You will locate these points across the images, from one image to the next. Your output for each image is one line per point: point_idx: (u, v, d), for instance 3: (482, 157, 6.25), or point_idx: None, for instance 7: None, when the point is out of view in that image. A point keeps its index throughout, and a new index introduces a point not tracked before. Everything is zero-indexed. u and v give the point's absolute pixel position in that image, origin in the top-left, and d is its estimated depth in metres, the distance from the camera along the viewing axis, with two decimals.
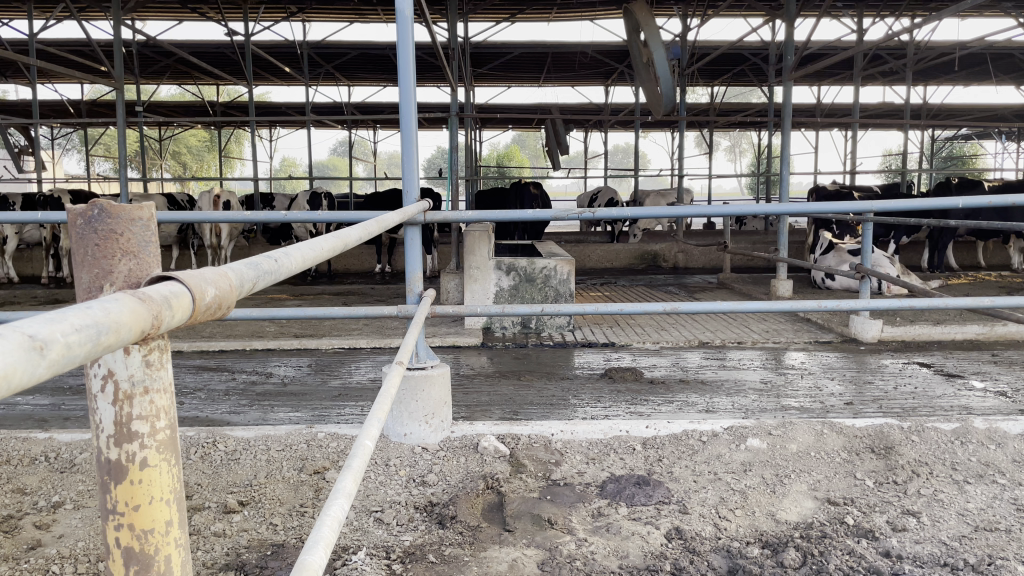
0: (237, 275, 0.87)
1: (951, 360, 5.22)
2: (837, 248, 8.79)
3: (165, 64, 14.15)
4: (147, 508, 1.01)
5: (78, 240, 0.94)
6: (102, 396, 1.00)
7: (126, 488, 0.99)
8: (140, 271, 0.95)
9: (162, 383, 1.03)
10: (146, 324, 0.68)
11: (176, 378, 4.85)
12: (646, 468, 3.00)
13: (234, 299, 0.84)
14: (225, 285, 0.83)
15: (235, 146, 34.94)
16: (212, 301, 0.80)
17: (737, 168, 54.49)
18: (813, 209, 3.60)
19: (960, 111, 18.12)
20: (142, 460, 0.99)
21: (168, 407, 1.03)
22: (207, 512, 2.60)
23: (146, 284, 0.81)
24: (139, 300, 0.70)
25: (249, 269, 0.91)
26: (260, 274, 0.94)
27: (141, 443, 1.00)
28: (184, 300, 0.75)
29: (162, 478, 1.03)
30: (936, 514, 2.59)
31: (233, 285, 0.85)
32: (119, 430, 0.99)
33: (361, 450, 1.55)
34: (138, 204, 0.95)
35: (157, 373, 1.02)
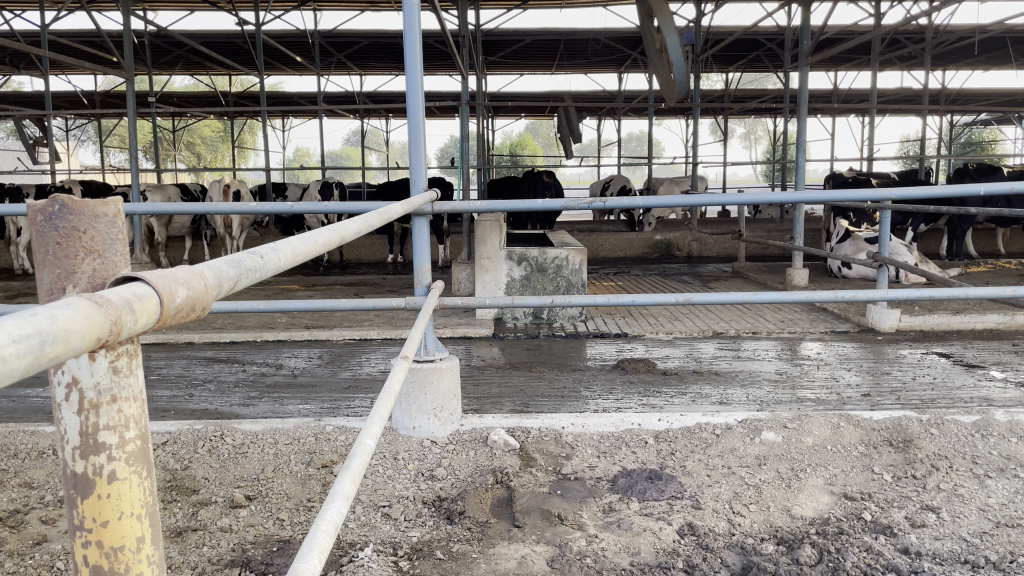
0: (214, 274, 0.82)
1: (970, 350, 5.13)
2: (854, 236, 8.69)
3: (177, 55, 14.14)
4: (116, 525, 0.93)
5: (38, 237, 0.87)
6: (66, 405, 0.91)
7: (93, 503, 0.91)
8: (106, 271, 0.88)
9: (131, 391, 0.93)
10: (102, 330, 0.63)
11: (186, 370, 4.84)
12: (658, 462, 2.95)
13: (210, 300, 0.80)
14: (199, 285, 0.78)
15: (249, 137, 35.03)
16: (185, 303, 0.75)
17: (753, 155, 54.06)
18: (831, 198, 3.52)
19: (978, 96, 17.89)
20: (110, 474, 0.91)
21: (139, 415, 0.95)
22: (213, 507, 2.58)
23: (112, 285, 0.75)
24: (95, 303, 0.64)
25: (229, 268, 0.86)
26: (243, 273, 0.89)
27: (109, 456, 0.91)
28: (152, 303, 0.70)
29: (133, 493, 0.95)
30: (956, 510, 2.53)
31: (209, 284, 0.80)
32: (84, 442, 0.91)
33: (362, 450, 1.52)
34: (102, 199, 0.88)
35: (126, 380, 0.93)
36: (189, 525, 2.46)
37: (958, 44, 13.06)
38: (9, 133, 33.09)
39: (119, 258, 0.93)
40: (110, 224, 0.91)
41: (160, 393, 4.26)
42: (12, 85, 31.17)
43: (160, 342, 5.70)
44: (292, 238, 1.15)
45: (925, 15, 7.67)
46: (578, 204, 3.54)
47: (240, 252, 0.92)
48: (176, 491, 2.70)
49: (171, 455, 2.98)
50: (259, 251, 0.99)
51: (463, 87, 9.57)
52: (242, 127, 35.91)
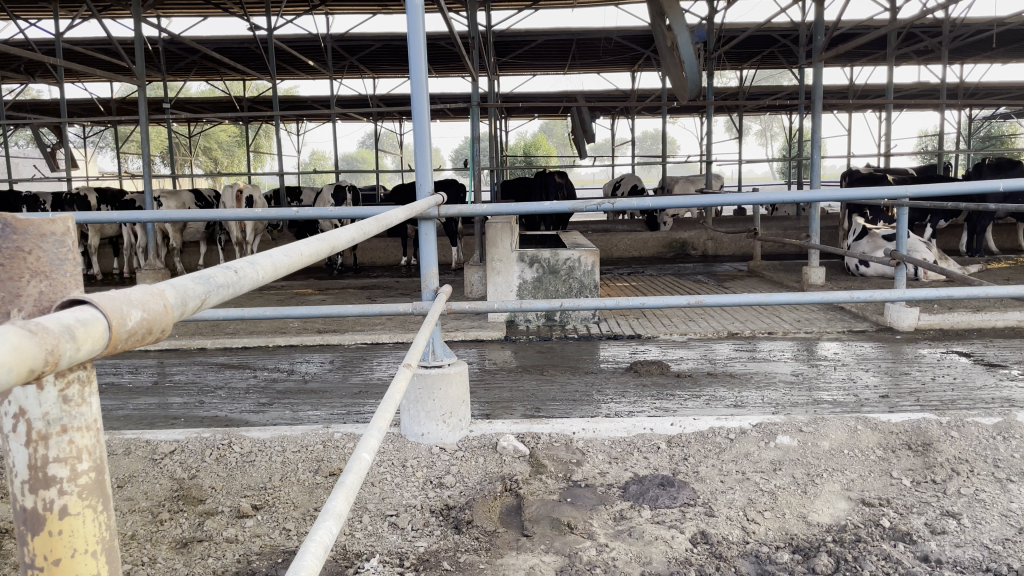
0: (175, 293, 0.79)
1: (992, 349, 5.03)
2: (872, 234, 8.58)
3: (190, 61, 14.21)
4: (70, 561, 0.91)
5: None
6: (14, 436, 0.88)
7: (44, 539, 0.88)
8: (52, 294, 0.85)
9: (84, 421, 0.90)
10: (36, 360, 0.59)
11: (197, 377, 4.84)
12: (671, 467, 2.90)
13: (170, 321, 0.77)
14: (156, 306, 0.75)
15: (264, 141, 35.21)
16: (139, 325, 0.72)
17: (769, 152, 53.71)
18: (847, 195, 3.44)
19: (998, 90, 17.65)
20: (61, 508, 0.89)
21: (94, 446, 0.92)
22: (219, 517, 2.55)
23: (57, 310, 0.72)
24: (30, 331, 0.61)
25: (195, 286, 0.84)
26: (211, 290, 0.87)
27: (60, 490, 0.88)
28: (100, 328, 0.67)
29: (88, 528, 0.92)
30: (977, 516, 2.46)
31: (169, 305, 0.77)
32: (34, 475, 0.88)
33: (358, 466, 1.45)
34: (49, 217, 0.86)
35: (79, 410, 0.90)
36: (195, 536, 2.44)
37: (976, 37, 12.88)
38: (28, 140, 33.46)
39: (70, 280, 0.90)
40: (63, 246, 0.88)
41: (171, 400, 4.26)
42: (31, 94, 31.50)
43: (173, 349, 5.71)
44: (274, 251, 1.13)
45: (942, 7, 7.55)
46: (587, 205, 3.48)
47: (210, 267, 0.90)
48: (183, 501, 2.68)
49: (178, 463, 2.96)
50: (233, 265, 0.97)
51: (475, 89, 9.53)
52: (257, 131, 36.13)
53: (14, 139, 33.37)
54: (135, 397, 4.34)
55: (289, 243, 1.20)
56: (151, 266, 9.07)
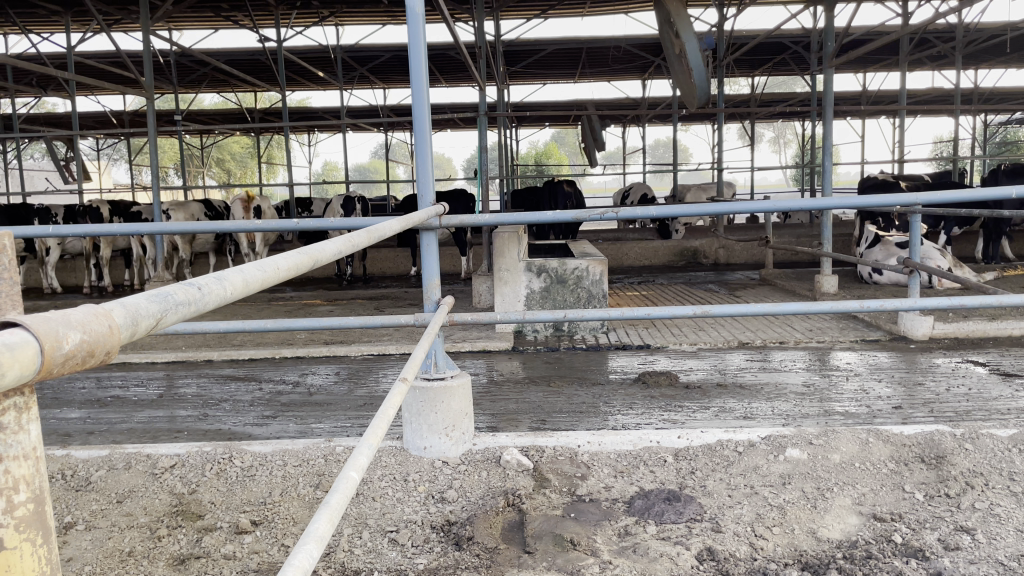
0: (124, 314, 0.78)
1: (1008, 358, 4.94)
2: (884, 241, 8.50)
3: (202, 73, 14.31)
4: None
5: None
6: None
7: None
8: None
9: (22, 449, 0.87)
10: None
11: (202, 389, 4.82)
12: (677, 482, 2.84)
13: (116, 344, 0.75)
14: (99, 325, 0.72)
15: (277, 152, 35.38)
16: (78, 348, 0.69)
17: (781, 160, 53.55)
18: (860, 202, 3.37)
19: (1012, 95, 17.52)
20: None
21: (32, 476, 0.88)
22: (218, 533, 2.52)
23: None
24: None
25: (149, 304, 0.83)
26: (168, 308, 0.86)
27: None
28: (30, 352, 0.64)
29: (25, 563, 0.88)
30: (993, 531, 2.39)
31: (115, 326, 0.75)
32: None
33: (345, 485, 1.38)
34: None
35: (15, 437, 0.86)
36: (192, 552, 2.40)
37: (990, 42, 12.76)
38: (44, 153, 33.80)
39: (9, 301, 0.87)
40: (3, 265, 0.86)
41: (176, 413, 4.24)
42: (46, 107, 31.82)
43: (179, 361, 5.71)
44: (247, 264, 1.12)
45: (953, 12, 7.48)
46: (591, 214, 3.42)
47: (170, 284, 0.90)
48: (182, 516, 2.65)
49: (178, 478, 2.94)
50: (198, 282, 0.97)
51: (483, 98, 9.48)
52: (270, 142, 36.34)
53: (30, 152, 33.70)
54: (140, 411, 4.32)
55: (265, 258, 1.19)
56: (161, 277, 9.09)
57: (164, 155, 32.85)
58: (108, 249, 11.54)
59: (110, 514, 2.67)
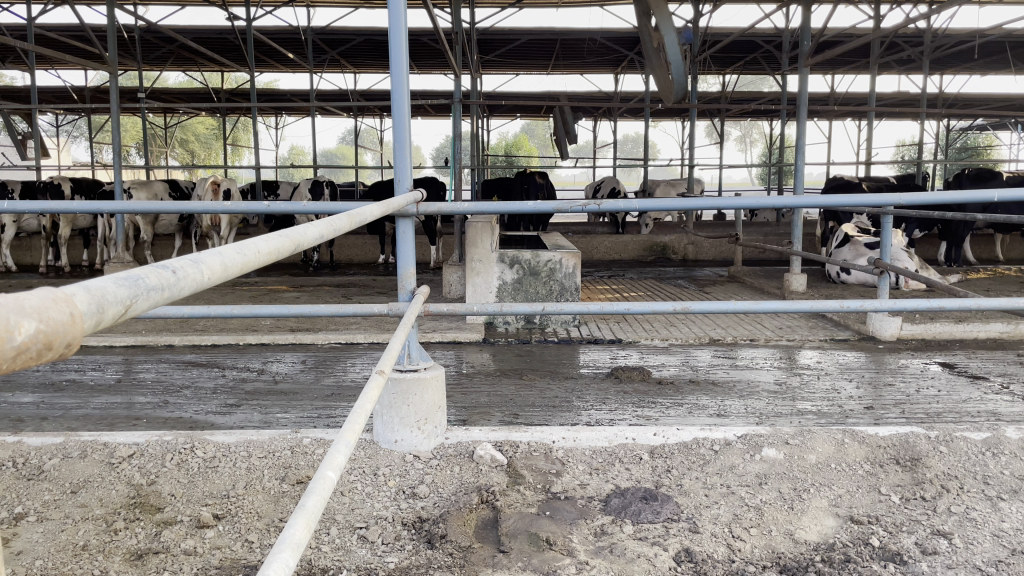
0: (89, 300, 0.68)
1: (975, 360, 4.99)
2: (853, 241, 8.58)
3: (167, 50, 13.95)
4: None
5: None
6: None
7: None
8: None
9: None
10: None
11: (163, 375, 4.67)
12: (654, 480, 2.80)
13: (78, 334, 0.65)
14: (63, 314, 0.64)
15: (243, 135, 34.79)
16: (32, 340, 0.60)
17: (747, 158, 54.12)
18: (843, 201, 3.35)
19: (976, 101, 17.87)
20: None
21: None
22: (178, 527, 2.40)
23: None
24: None
25: (117, 289, 0.74)
26: (139, 295, 0.77)
27: None
28: None
29: None
30: (969, 535, 2.37)
31: (78, 314, 0.66)
32: None
33: (321, 486, 1.30)
34: None
35: None
36: (150, 547, 2.29)
37: (957, 48, 12.93)
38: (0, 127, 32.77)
39: None
40: None
41: (135, 399, 4.09)
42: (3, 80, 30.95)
43: (138, 346, 5.54)
44: (226, 247, 1.03)
45: (926, 16, 7.56)
46: (573, 204, 3.36)
47: (140, 267, 0.81)
48: (140, 509, 2.53)
49: (137, 468, 2.82)
50: (173, 265, 0.88)
51: (457, 85, 9.34)
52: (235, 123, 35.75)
53: None
54: (96, 396, 4.17)
55: (245, 239, 1.10)
56: (122, 259, 8.83)
57: (126, 134, 32.14)
58: (66, 227, 11.22)
59: (65, 505, 2.55)
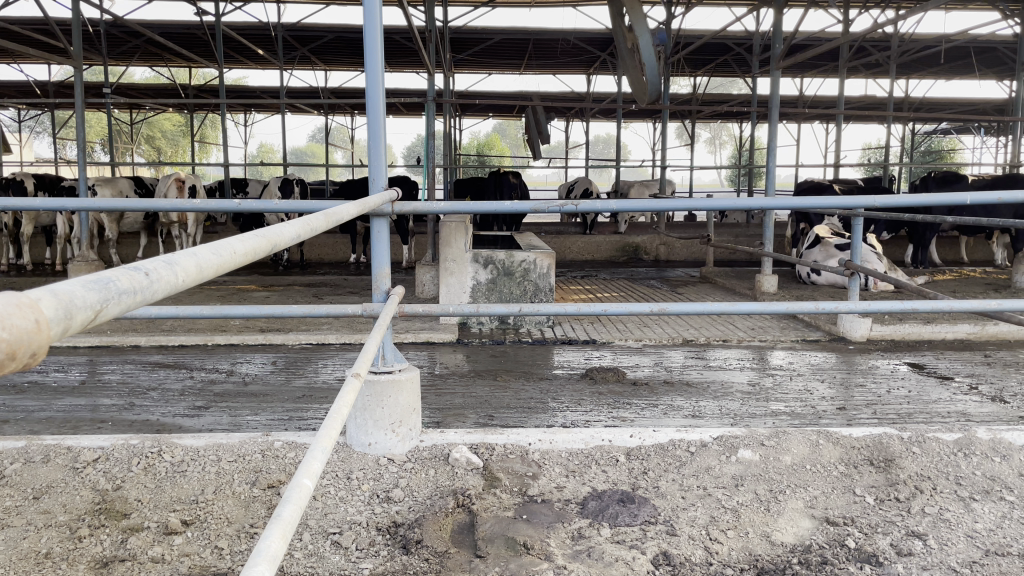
0: (55, 305, 0.64)
1: (943, 361, 5.06)
2: (824, 242, 8.67)
3: (133, 45, 13.70)
4: None
5: None
6: None
7: None
8: None
9: None
10: None
11: (128, 376, 4.56)
12: (630, 482, 2.78)
13: (44, 342, 0.61)
14: (31, 321, 0.59)
15: (210, 132, 34.34)
16: None
17: (717, 160, 54.58)
18: (819, 203, 3.35)
19: (941, 105, 18.20)
20: None
21: None
22: (145, 534, 2.34)
23: None
24: None
25: (86, 294, 0.69)
26: (109, 298, 0.73)
27: None
28: None
29: None
30: (943, 537, 2.38)
31: (44, 321, 0.61)
32: None
33: (297, 495, 1.26)
34: None
35: None
36: (116, 555, 2.22)
37: (924, 53, 13.14)
38: None
39: None
40: None
41: (100, 402, 3.99)
42: None
43: (103, 346, 5.41)
44: (201, 248, 0.99)
45: (894, 21, 7.66)
46: (549, 205, 3.33)
47: (111, 269, 0.76)
48: (105, 515, 2.46)
49: (102, 473, 2.74)
50: (145, 267, 0.83)
51: (430, 83, 9.28)
52: (203, 119, 35.27)
53: None
54: (60, 398, 4.06)
55: (221, 239, 1.05)
56: (86, 257, 8.65)
57: (91, 130, 31.55)
58: (28, 224, 10.96)
59: (27, 511, 2.47)
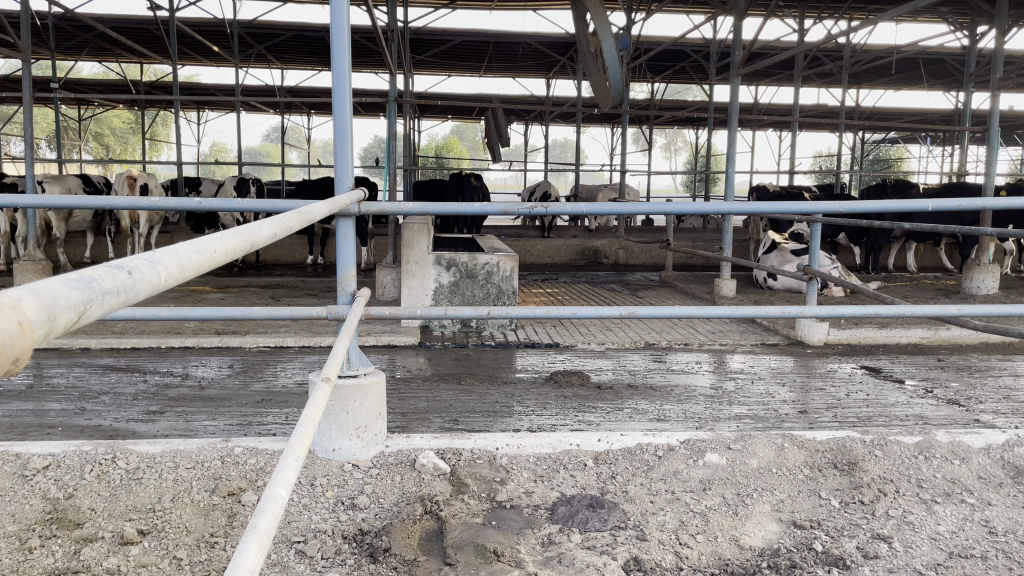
0: (36, 306, 0.59)
1: (898, 365, 5.16)
2: (780, 247, 8.80)
3: (83, 39, 13.34)
4: None
5: None
6: None
7: None
8: None
9: None
10: None
11: (79, 380, 4.42)
12: (599, 487, 2.76)
13: (27, 346, 0.55)
14: (13, 323, 0.54)
15: (163, 130, 33.71)
16: None
17: (674, 165, 55.18)
18: (783, 209, 3.36)
19: (891, 115, 18.67)
20: None
21: None
22: (99, 544, 2.24)
23: None
24: None
25: (69, 293, 0.64)
26: (93, 299, 0.68)
27: None
28: None
29: None
30: (907, 539, 2.40)
31: (28, 323, 0.56)
32: None
33: (272, 505, 1.21)
34: None
35: None
36: (69, 566, 2.13)
37: (876, 63, 13.42)
38: None
39: None
40: None
41: (48, 406, 3.84)
42: None
43: (51, 349, 5.23)
44: (181, 244, 0.94)
45: (850, 31, 7.81)
46: (517, 207, 3.30)
47: (93, 267, 0.71)
48: (56, 525, 2.36)
49: (53, 481, 2.63)
50: (127, 264, 0.78)
51: (391, 84, 9.19)
52: (155, 117, 34.59)
53: None
54: (6, 403, 3.90)
55: (200, 237, 1.00)
56: (32, 257, 8.37)
57: (38, 126, 30.76)
58: None
59: None
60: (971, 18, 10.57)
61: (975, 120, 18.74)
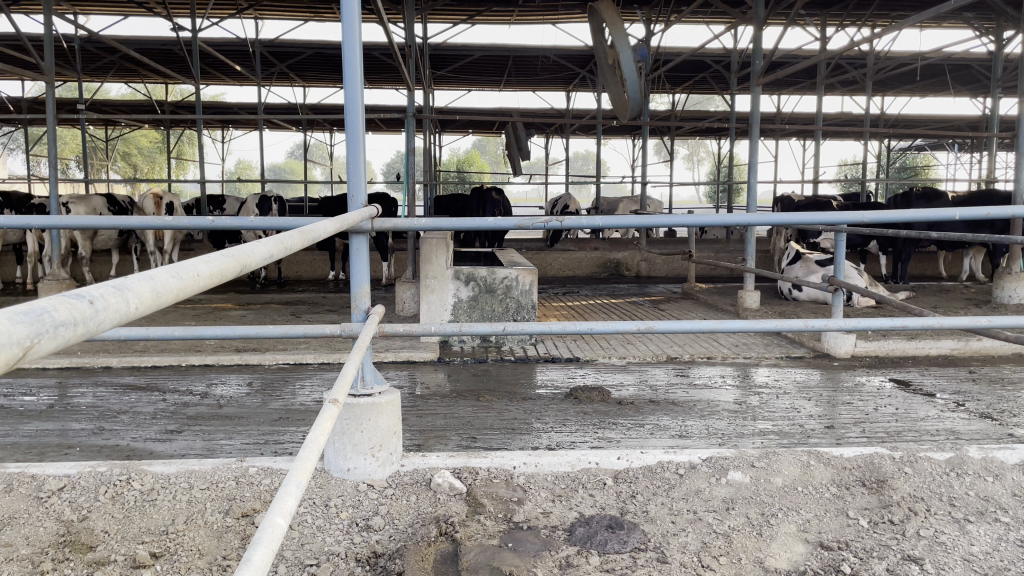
0: None
1: (928, 377, 5.04)
2: (805, 257, 8.69)
3: (109, 60, 13.54)
4: None
5: None
6: None
7: None
8: None
9: None
10: None
11: (99, 399, 4.44)
12: (619, 507, 2.69)
13: None
14: None
15: (189, 148, 34.16)
16: None
17: (697, 175, 54.88)
18: (805, 218, 3.28)
19: (916, 122, 18.42)
20: None
21: None
22: (111, 567, 2.21)
23: None
24: None
25: (12, 327, 0.61)
26: (43, 331, 0.64)
27: None
28: None
29: None
30: (940, 561, 2.31)
31: None
32: None
33: (269, 535, 1.16)
34: None
35: None
36: None
37: (899, 69, 13.27)
38: None
39: None
40: None
41: (68, 426, 3.85)
42: None
43: (73, 368, 5.26)
44: (159, 270, 0.91)
45: (873, 37, 7.70)
46: (533, 221, 3.25)
47: (46, 299, 0.68)
48: (70, 548, 2.34)
49: (67, 503, 2.61)
50: (90, 293, 0.75)
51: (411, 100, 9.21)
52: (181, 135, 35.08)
53: None
54: (25, 423, 3.92)
55: (182, 263, 0.98)
56: (57, 276, 8.47)
57: (66, 147, 31.30)
58: None
59: None
60: (996, 23, 10.39)
61: (1002, 126, 18.44)
